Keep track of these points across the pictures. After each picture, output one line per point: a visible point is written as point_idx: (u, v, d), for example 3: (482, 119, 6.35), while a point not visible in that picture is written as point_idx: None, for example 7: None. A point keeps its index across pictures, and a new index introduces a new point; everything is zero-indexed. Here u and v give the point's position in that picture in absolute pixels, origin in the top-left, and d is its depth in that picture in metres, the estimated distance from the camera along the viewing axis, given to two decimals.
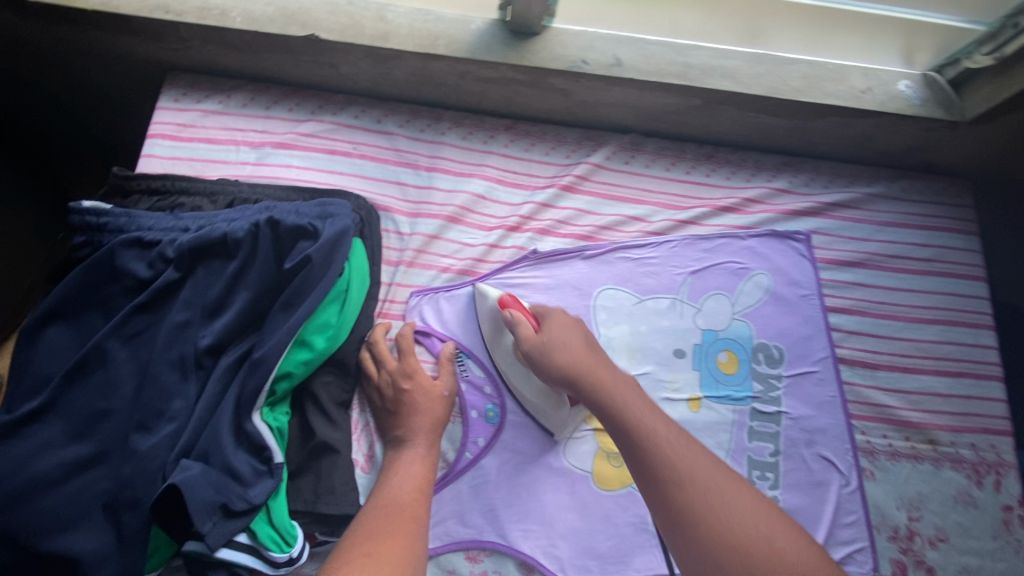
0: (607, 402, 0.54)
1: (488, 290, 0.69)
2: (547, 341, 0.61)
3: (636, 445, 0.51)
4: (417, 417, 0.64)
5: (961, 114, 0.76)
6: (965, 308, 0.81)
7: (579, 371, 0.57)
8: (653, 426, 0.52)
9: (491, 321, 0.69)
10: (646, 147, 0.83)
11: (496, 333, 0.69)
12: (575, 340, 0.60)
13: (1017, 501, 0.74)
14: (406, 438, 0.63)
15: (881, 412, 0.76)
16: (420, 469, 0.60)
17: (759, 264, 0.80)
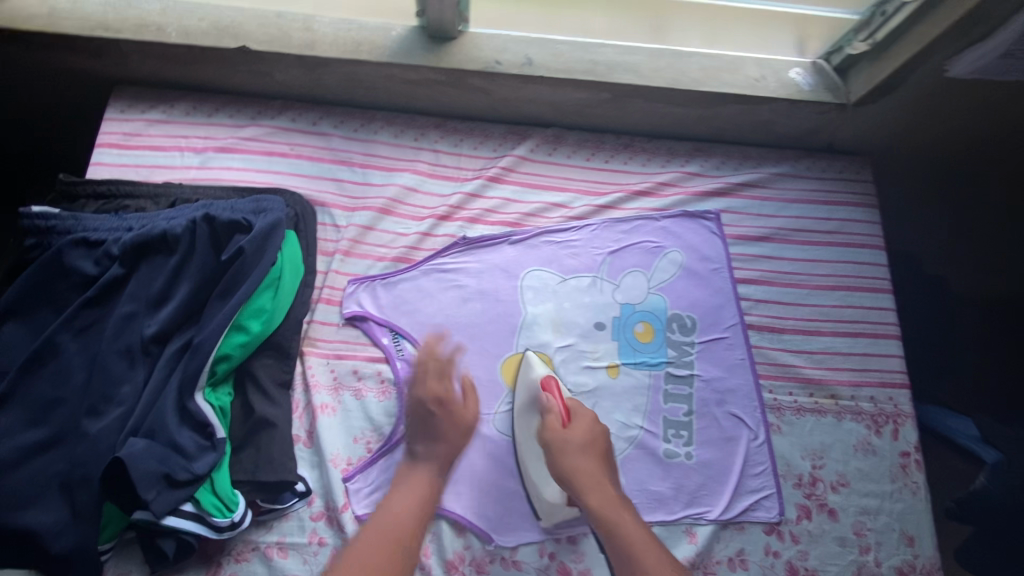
0: (612, 530, 0.64)
1: (535, 363, 0.76)
2: (568, 442, 0.68)
3: (636, 573, 0.61)
4: (440, 445, 0.69)
5: (847, 97, 0.83)
6: (865, 274, 0.88)
7: (586, 489, 0.66)
8: (652, 565, 0.61)
9: (528, 397, 0.74)
10: (568, 138, 0.90)
11: (528, 410, 0.74)
12: (588, 449, 0.68)
13: (914, 447, 0.81)
14: (424, 459, 0.69)
15: (787, 372, 0.82)
16: (413, 493, 0.66)
17: (673, 242, 0.87)
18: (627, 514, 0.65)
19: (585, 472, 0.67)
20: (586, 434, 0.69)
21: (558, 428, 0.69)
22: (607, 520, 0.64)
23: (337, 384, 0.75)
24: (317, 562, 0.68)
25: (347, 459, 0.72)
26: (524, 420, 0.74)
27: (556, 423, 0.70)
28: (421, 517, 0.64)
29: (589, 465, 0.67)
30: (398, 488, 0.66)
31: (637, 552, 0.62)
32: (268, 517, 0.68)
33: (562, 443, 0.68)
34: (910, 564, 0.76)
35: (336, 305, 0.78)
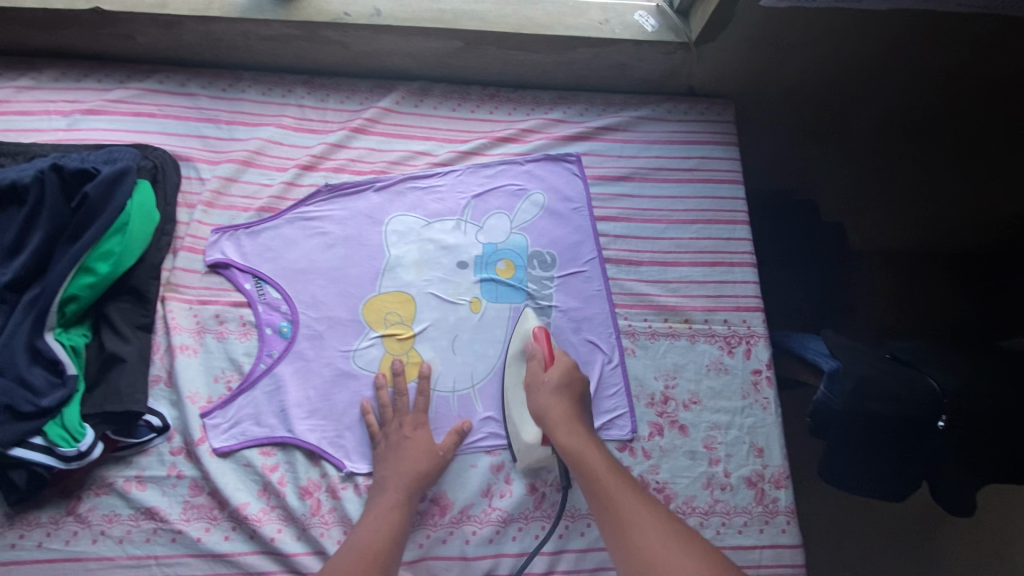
0: (584, 465, 0.66)
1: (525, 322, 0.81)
2: (547, 384, 0.74)
3: (597, 490, 0.64)
4: (407, 467, 0.71)
5: (687, 36, 0.87)
6: (723, 208, 0.92)
7: (557, 426, 0.70)
8: (614, 487, 0.63)
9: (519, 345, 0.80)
10: (433, 91, 0.94)
11: (518, 358, 0.80)
12: (562, 391, 0.73)
13: (765, 365, 0.85)
14: (393, 484, 0.70)
15: (643, 300, 0.87)
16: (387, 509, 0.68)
17: (536, 185, 0.91)
18: (598, 449, 0.68)
19: (553, 409, 0.72)
20: (560, 374, 0.74)
21: (540, 372, 0.75)
22: (575, 448, 0.68)
23: (199, 327, 0.78)
24: (175, 494, 0.71)
25: (206, 397, 0.75)
26: (514, 369, 0.79)
27: (537, 368, 0.76)
28: (394, 542, 0.65)
29: (558, 404, 0.72)
30: (369, 515, 0.67)
31: (602, 475, 0.65)
32: (128, 453, 0.71)
33: (537, 382, 0.75)
34: (759, 474, 0.80)
35: (199, 253, 0.81)
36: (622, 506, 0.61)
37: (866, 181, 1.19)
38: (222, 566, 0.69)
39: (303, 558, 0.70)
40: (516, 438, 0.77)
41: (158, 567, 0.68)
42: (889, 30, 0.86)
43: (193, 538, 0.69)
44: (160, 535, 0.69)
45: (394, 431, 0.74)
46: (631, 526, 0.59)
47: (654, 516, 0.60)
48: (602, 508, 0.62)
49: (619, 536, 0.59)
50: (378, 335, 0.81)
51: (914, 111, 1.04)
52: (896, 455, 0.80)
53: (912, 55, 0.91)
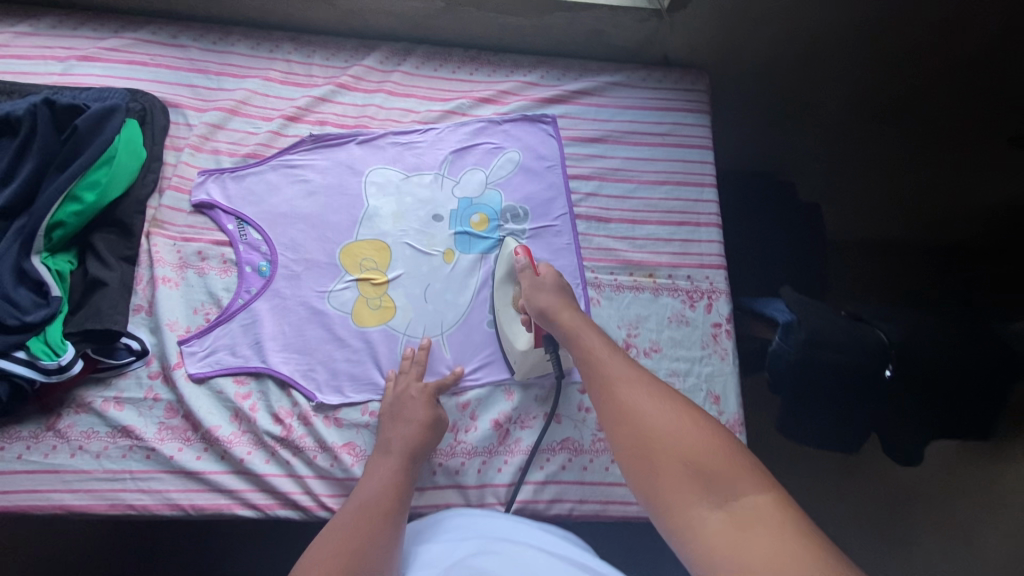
0: (575, 342, 0.64)
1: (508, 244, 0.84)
2: (535, 289, 0.72)
3: (588, 362, 0.61)
4: (409, 428, 0.72)
5: (661, 3, 0.91)
6: (692, 171, 0.96)
7: (560, 315, 0.68)
8: (603, 358, 0.60)
9: (506, 268, 0.82)
10: (416, 52, 0.98)
11: (505, 280, 0.82)
12: (554, 287, 0.72)
13: (725, 319, 0.88)
14: (395, 448, 0.70)
15: (610, 254, 0.90)
16: (384, 473, 0.67)
17: (512, 144, 0.94)
18: (595, 332, 0.65)
19: (554, 304, 0.69)
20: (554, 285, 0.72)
21: (532, 281, 0.73)
22: (571, 333, 0.66)
23: (182, 262, 0.81)
24: (151, 415, 0.74)
25: (185, 326, 0.78)
26: (503, 290, 0.82)
27: (529, 278, 0.74)
28: (395, 501, 0.64)
29: (552, 298, 0.70)
30: (372, 477, 0.67)
31: (594, 352, 0.62)
32: (107, 374, 0.75)
33: (533, 290, 0.72)
34: (714, 420, 0.83)
35: (185, 193, 0.84)
36: (612, 370, 0.58)
37: (841, 158, 1.24)
38: (192, 483, 0.72)
39: (274, 478, 0.73)
40: (511, 350, 0.80)
41: (131, 482, 0.71)
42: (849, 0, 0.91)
43: (166, 455, 0.72)
44: (134, 452, 0.72)
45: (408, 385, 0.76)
46: (621, 390, 0.55)
47: (633, 370, 0.58)
48: (585, 368, 0.61)
49: (609, 397, 0.56)
50: (353, 279, 0.84)
51: (885, 88, 1.10)
52: (853, 404, 0.82)
53: (885, 24, 0.96)
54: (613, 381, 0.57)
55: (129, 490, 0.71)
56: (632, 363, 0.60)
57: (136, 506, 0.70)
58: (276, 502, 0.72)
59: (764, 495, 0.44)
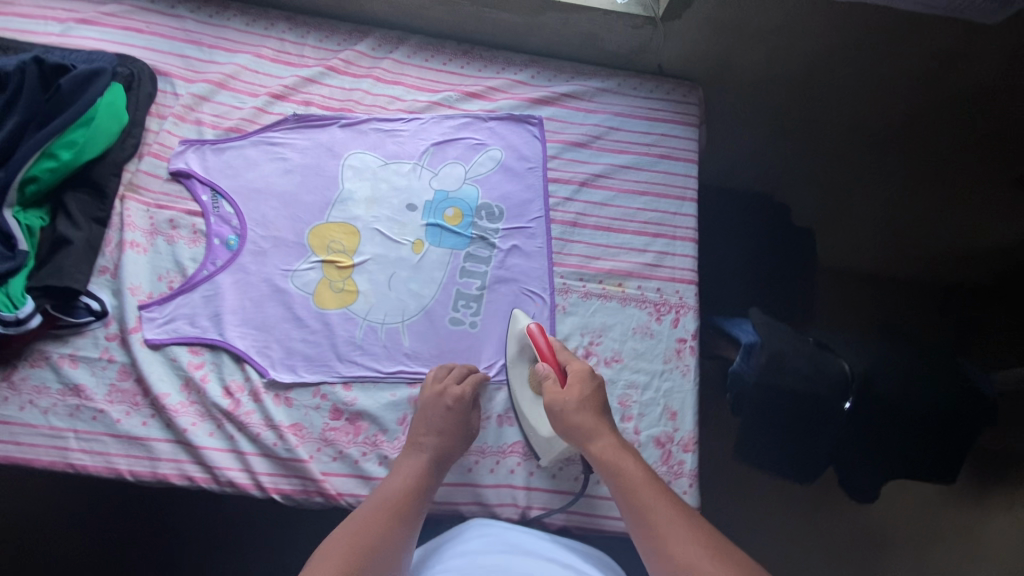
0: (618, 474, 0.65)
1: (520, 316, 0.82)
2: (565, 402, 0.71)
3: (636, 505, 0.62)
4: (433, 428, 0.72)
5: (656, 11, 0.90)
6: (675, 184, 0.94)
7: (597, 440, 0.68)
8: (653, 499, 0.61)
9: (517, 346, 0.80)
10: (410, 42, 0.98)
11: (518, 360, 0.80)
12: (585, 402, 0.71)
13: (691, 335, 0.86)
14: (425, 448, 0.71)
15: (582, 261, 0.89)
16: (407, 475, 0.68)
17: (496, 141, 0.93)
18: (636, 463, 0.66)
19: (589, 424, 0.70)
20: (587, 395, 0.72)
21: (558, 393, 0.72)
22: (611, 462, 0.66)
23: (152, 229, 0.82)
24: (104, 375, 0.75)
25: (148, 292, 0.79)
26: (518, 370, 0.80)
27: (555, 387, 0.73)
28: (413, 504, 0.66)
29: (585, 417, 0.70)
30: (396, 474, 0.69)
31: (640, 491, 0.62)
32: (66, 332, 0.76)
33: (564, 407, 0.71)
34: (668, 436, 0.81)
35: (163, 160, 0.85)
36: (663, 520, 0.59)
37: (833, 184, 1.22)
38: (135, 448, 0.73)
39: (213, 452, 0.73)
40: (535, 439, 0.77)
41: (75, 441, 0.72)
42: (851, 25, 0.89)
43: (113, 418, 0.73)
44: (82, 411, 0.73)
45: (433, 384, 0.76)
46: (673, 542, 0.57)
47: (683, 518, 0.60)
48: (634, 516, 0.62)
49: (661, 552, 0.58)
50: (319, 260, 0.84)
51: (885, 118, 1.07)
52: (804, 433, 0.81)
53: (888, 54, 0.93)
54: (666, 533, 0.58)
55: (73, 449, 0.72)
56: (681, 508, 0.61)
57: (77, 465, 0.71)
58: (215, 475, 0.72)
59: None
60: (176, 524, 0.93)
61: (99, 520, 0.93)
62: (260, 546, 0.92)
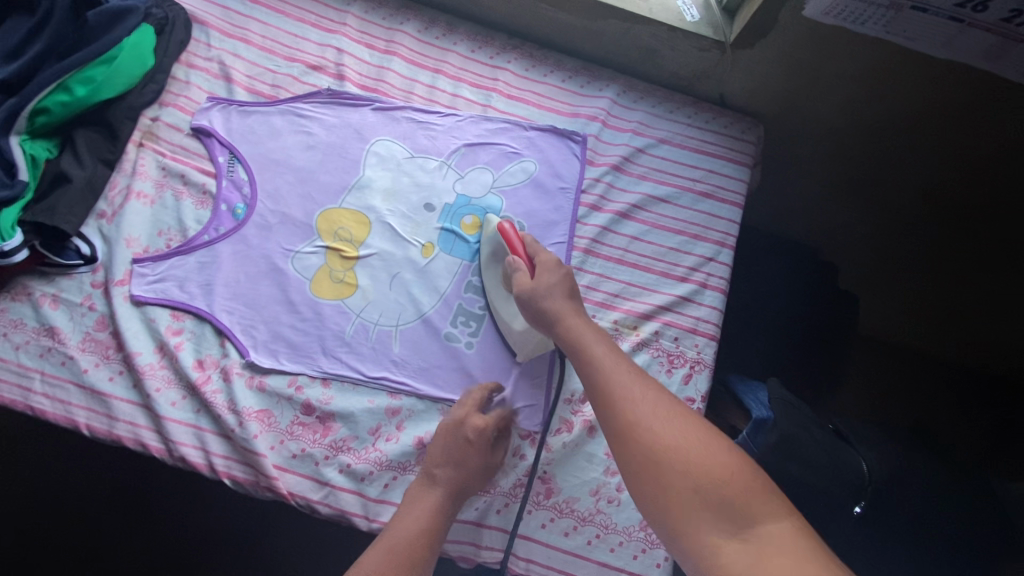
0: (579, 344, 0.62)
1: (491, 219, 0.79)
2: (535, 288, 0.67)
3: (592, 367, 0.59)
4: (455, 465, 0.67)
5: (726, 36, 0.81)
6: (715, 228, 0.86)
7: (566, 322, 0.65)
8: (611, 361, 0.59)
9: (490, 250, 0.78)
10: (459, 29, 0.92)
11: (492, 260, 0.78)
12: (556, 287, 0.67)
13: (700, 396, 0.78)
14: (443, 482, 0.66)
15: (601, 298, 0.81)
16: (421, 511, 0.64)
17: (532, 153, 0.86)
18: (598, 337, 0.62)
19: (558, 305, 0.66)
20: (556, 280, 0.68)
21: (526, 282, 0.69)
22: (575, 337, 0.63)
23: (162, 180, 0.79)
24: (81, 323, 0.73)
25: (144, 246, 0.76)
26: (492, 270, 0.78)
27: (523, 279, 0.69)
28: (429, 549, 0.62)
29: (554, 298, 0.67)
30: (409, 513, 0.64)
31: (600, 358, 0.59)
32: (52, 271, 0.74)
33: (534, 294, 0.67)
34: None
35: (187, 114, 0.82)
36: (617, 376, 0.56)
37: (889, 258, 1.10)
38: (96, 402, 0.70)
39: (173, 423, 0.70)
40: (508, 331, 0.76)
41: (40, 383, 0.70)
42: (939, 86, 0.79)
43: (80, 367, 0.71)
44: (52, 355, 0.71)
45: (449, 421, 0.70)
46: (626, 393, 0.54)
47: (638, 377, 0.57)
48: (589, 376, 0.58)
49: (612, 403, 0.54)
50: (324, 246, 0.79)
51: (957, 197, 0.95)
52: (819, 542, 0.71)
53: (975, 124, 0.83)
54: (618, 386, 0.56)
55: (36, 391, 0.70)
56: (637, 370, 0.58)
57: (37, 408, 0.69)
58: (170, 448, 0.69)
59: (784, 519, 0.45)
60: (144, 486, 0.91)
61: (59, 458, 0.91)
62: (223, 522, 0.90)
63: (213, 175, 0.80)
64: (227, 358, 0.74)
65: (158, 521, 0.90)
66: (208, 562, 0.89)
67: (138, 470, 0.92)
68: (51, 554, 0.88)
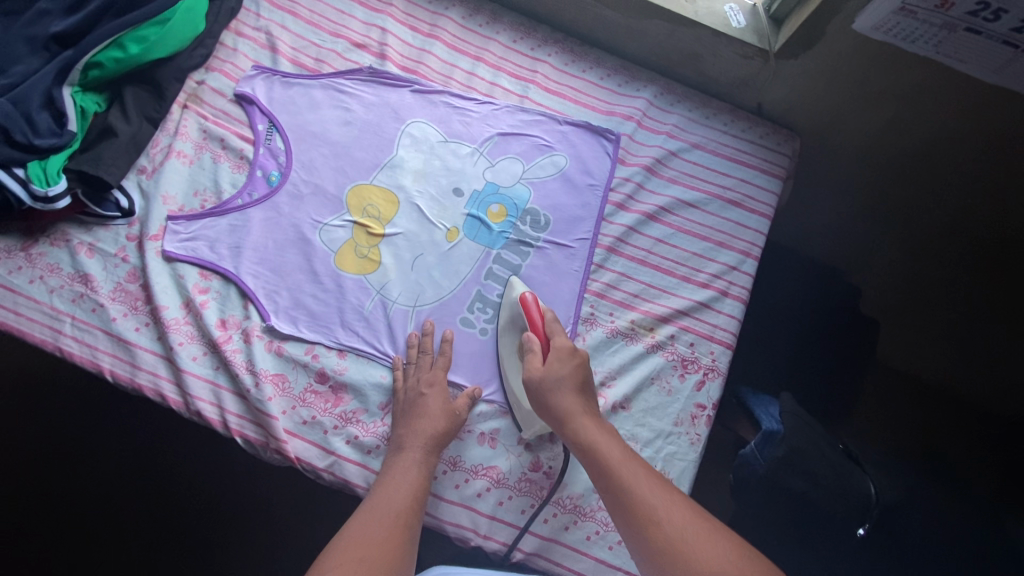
0: (595, 454, 0.61)
1: (516, 283, 0.78)
2: (549, 376, 0.66)
3: (617, 490, 0.57)
4: (422, 425, 0.68)
5: (770, 45, 0.81)
6: (742, 237, 0.85)
7: (576, 424, 0.63)
8: (635, 478, 0.58)
9: (510, 316, 0.76)
10: (503, 19, 0.93)
11: (508, 328, 0.77)
12: (569, 384, 0.66)
13: (712, 404, 0.78)
14: (412, 443, 0.67)
15: (620, 297, 0.81)
16: (403, 465, 0.65)
17: (564, 148, 0.87)
18: (615, 446, 0.61)
19: (572, 407, 0.64)
20: (567, 372, 0.66)
21: (538, 367, 0.67)
22: (591, 448, 0.61)
23: (202, 143, 0.81)
24: (113, 273, 0.75)
25: (179, 204, 0.78)
26: (507, 340, 0.76)
27: (535, 363, 0.68)
28: (416, 506, 0.63)
29: (566, 400, 0.65)
30: (390, 475, 0.65)
31: (621, 475, 0.58)
32: (91, 221, 0.76)
33: (543, 384, 0.66)
34: None
35: (233, 81, 0.84)
36: (647, 499, 0.56)
37: (920, 290, 1.07)
38: (121, 350, 0.72)
39: (192, 378, 0.72)
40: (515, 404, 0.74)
41: (70, 326, 0.72)
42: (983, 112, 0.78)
43: (109, 315, 0.73)
44: (83, 301, 0.73)
45: (412, 386, 0.73)
46: (662, 521, 0.54)
47: (666, 498, 0.57)
48: (615, 499, 0.57)
49: (646, 530, 0.54)
50: (351, 220, 0.81)
51: (990, 227, 0.93)
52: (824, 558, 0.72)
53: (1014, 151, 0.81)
54: (650, 510, 0.55)
55: (66, 333, 0.72)
56: (660, 485, 0.58)
57: (65, 351, 0.72)
58: (187, 402, 0.71)
59: None
60: (163, 443, 0.94)
61: (77, 402, 0.94)
62: (235, 483, 0.93)
63: (251, 142, 0.82)
64: (226, 302, 0.76)
65: (174, 478, 0.92)
66: (217, 522, 0.91)
67: (158, 427, 0.94)
68: (69, 500, 0.90)
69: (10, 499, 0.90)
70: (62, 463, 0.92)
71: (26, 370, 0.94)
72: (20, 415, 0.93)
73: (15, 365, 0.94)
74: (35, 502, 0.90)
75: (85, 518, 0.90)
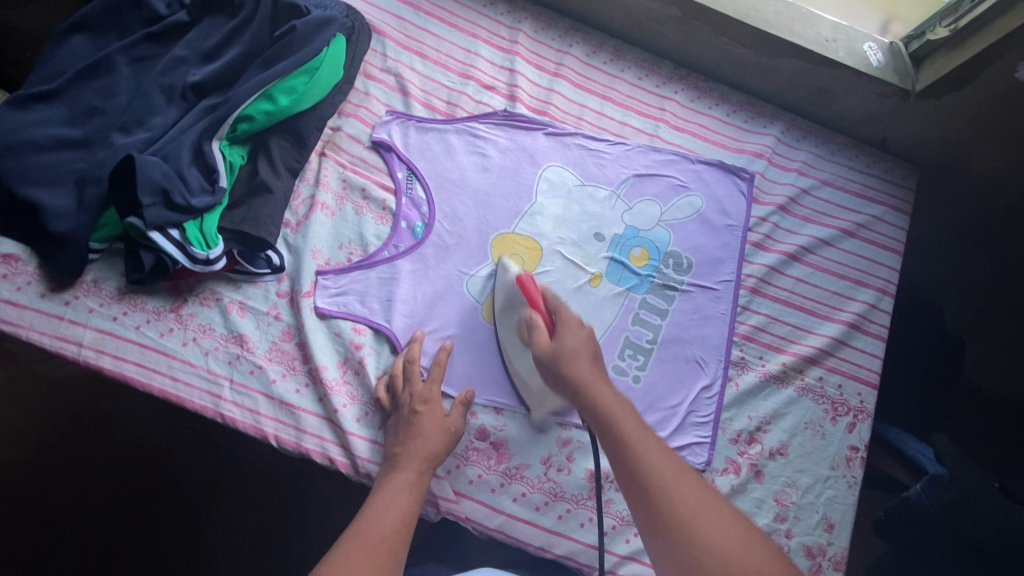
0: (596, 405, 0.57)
1: (510, 265, 0.73)
2: (561, 346, 0.60)
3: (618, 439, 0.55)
4: (419, 446, 0.65)
5: (913, 85, 0.82)
6: (879, 274, 0.85)
7: (591, 390, 0.58)
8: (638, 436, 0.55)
9: (506, 298, 0.73)
10: (627, 55, 0.93)
11: (506, 309, 0.73)
12: (585, 352, 0.60)
13: (864, 445, 0.78)
14: (406, 464, 0.64)
15: (765, 339, 0.82)
16: (403, 499, 0.60)
17: (699, 187, 0.86)
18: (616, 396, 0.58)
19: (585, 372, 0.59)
20: (580, 341, 0.61)
21: (546, 342, 0.62)
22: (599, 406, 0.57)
23: (343, 193, 0.79)
24: (267, 331, 0.73)
25: (327, 258, 0.76)
26: (505, 321, 0.73)
27: (543, 338, 0.62)
28: (406, 531, 0.57)
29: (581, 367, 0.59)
30: (379, 497, 0.60)
31: (624, 426, 0.55)
32: (240, 278, 0.74)
33: (556, 355, 0.60)
34: (821, 549, 0.74)
35: (367, 127, 0.83)
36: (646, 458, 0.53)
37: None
38: (284, 414, 0.70)
39: (356, 440, 0.70)
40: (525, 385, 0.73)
41: (229, 391, 0.70)
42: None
43: (268, 377, 0.71)
44: (240, 363, 0.71)
45: (405, 402, 0.69)
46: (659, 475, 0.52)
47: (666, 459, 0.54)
48: (615, 452, 0.55)
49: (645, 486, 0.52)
50: None
51: None
52: None
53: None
54: (653, 470, 0.53)
55: (226, 399, 0.70)
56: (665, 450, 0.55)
57: (226, 416, 0.69)
58: (355, 464, 0.69)
59: None
60: (243, 484, 0.92)
61: (185, 438, 0.92)
62: (325, 524, 0.92)
63: (393, 189, 0.80)
64: (377, 364, 0.74)
65: (253, 517, 0.91)
66: None
67: (238, 468, 0.92)
68: (185, 542, 0.89)
69: (100, 545, 0.87)
70: (146, 507, 0.90)
71: (112, 410, 0.92)
72: (104, 458, 0.91)
73: (106, 405, 0.93)
74: (132, 546, 0.88)
75: (173, 563, 0.88)
